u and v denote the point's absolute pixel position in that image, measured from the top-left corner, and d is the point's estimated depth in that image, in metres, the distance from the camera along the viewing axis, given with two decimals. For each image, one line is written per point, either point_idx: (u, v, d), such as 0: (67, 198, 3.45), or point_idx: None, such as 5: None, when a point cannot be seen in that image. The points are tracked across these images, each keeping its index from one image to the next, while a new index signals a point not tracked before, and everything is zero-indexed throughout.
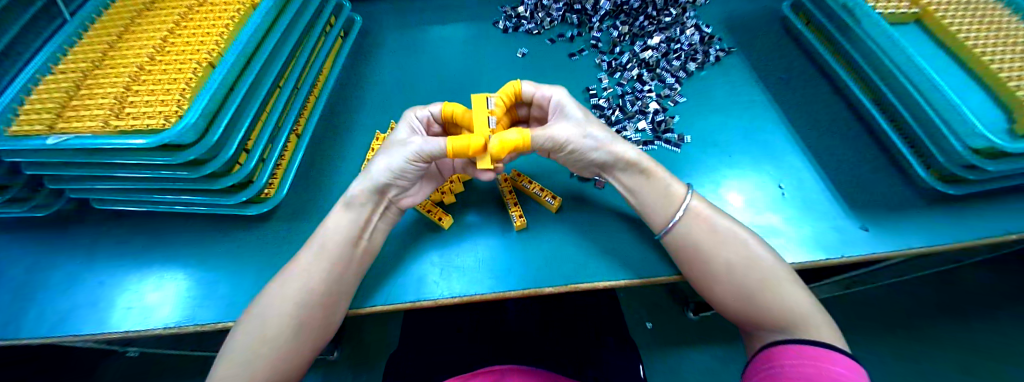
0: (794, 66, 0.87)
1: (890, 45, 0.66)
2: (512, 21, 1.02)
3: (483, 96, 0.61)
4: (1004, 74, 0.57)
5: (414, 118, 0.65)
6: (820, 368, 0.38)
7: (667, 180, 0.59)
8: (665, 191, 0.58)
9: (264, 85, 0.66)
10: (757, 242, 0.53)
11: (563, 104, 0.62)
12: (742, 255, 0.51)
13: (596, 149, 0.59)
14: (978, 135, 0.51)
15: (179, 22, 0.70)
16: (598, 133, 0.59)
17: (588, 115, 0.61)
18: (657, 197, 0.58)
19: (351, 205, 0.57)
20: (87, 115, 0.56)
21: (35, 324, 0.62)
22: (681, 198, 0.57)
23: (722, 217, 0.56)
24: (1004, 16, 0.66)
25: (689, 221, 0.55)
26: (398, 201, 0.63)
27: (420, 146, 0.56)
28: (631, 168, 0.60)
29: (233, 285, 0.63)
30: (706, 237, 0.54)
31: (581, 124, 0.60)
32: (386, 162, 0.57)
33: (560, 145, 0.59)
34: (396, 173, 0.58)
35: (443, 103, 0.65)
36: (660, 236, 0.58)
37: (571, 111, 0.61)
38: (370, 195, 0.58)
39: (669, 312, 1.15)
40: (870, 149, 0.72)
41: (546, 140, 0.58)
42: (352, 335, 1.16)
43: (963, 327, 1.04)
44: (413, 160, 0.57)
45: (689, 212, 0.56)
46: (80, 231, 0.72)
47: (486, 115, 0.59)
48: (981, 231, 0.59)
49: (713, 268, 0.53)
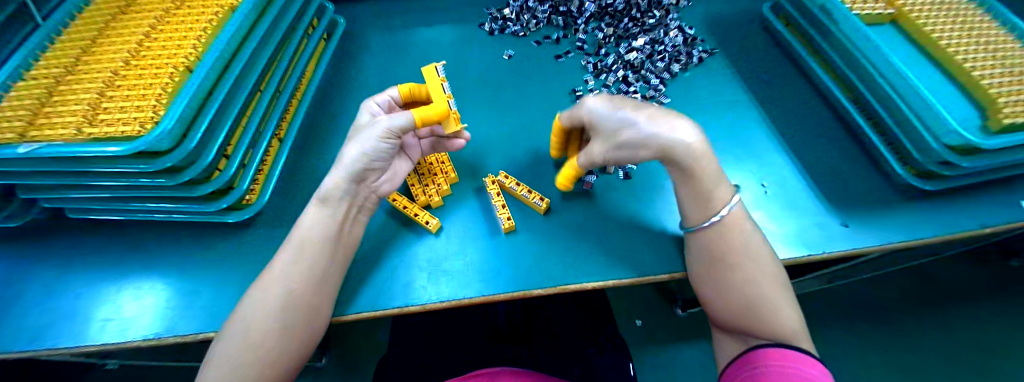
0: (775, 66, 0.88)
1: (866, 45, 0.67)
2: (498, 22, 1.01)
3: (433, 66, 0.62)
4: (977, 73, 0.59)
5: (374, 104, 0.64)
6: (798, 370, 0.38)
7: (714, 181, 0.53)
8: (710, 194, 0.53)
9: (243, 90, 0.65)
10: (774, 260, 0.53)
11: (595, 113, 0.58)
12: (756, 266, 0.51)
13: (636, 155, 0.55)
14: (951, 132, 0.53)
15: (156, 26, 0.69)
16: (634, 135, 0.53)
17: (621, 117, 0.54)
18: (704, 198, 0.53)
19: (328, 201, 0.56)
20: (60, 122, 0.54)
21: (5, 340, 0.60)
22: (724, 202, 0.53)
23: (754, 232, 0.54)
24: (974, 16, 0.68)
25: (727, 226, 0.53)
26: (376, 188, 0.63)
27: (388, 123, 0.56)
28: (679, 167, 0.53)
29: (214, 294, 0.62)
30: (736, 245, 0.52)
31: (614, 132, 0.55)
32: (357, 147, 0.56)
33: (603, 161, 0.59)
34: (371, 156, 0.57)
35: (401, 85, 0.67)
36: (693, 229, 0.56)
37: (604, 120, 0.56)
38: (348, 185, 0.56)
39: (659, 310, 1.16)
40: (849, 146, 0.74)
41: (590, 162, 0.60)
42: (341, 341, 1.14)
43: (943, 318, 1.07)
44: (385, 138, 0.56)
45: (728, 217, 0.53)
46: (53, 242, 0.70)
47: (439, 82, 0.60)
48: (954, 225, 0.61)
49: (724, 269, 0.52)
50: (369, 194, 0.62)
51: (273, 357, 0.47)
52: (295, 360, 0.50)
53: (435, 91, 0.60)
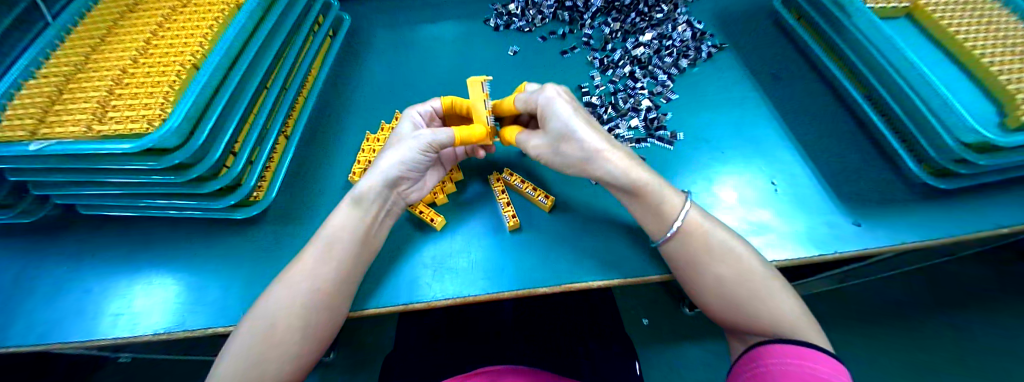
0: (786, 61, 0.87)
1: (880, 40, 0.66)
2: (503, 18, 1.00)
3: (479, 80, 0.64)
4: (995, 68, 0.57)
5: (415, 114, 0.68)
6: (803, 367, 0.38)
7: (658, 196, 0.55)
8: (656, 207, 0.55)
9: (249, 87, 0.65)
10: (751, 255, 0.52)
11: (547, 111, 0.59)
12: (733, 268, 0.51)
13: (573, 166, 0.60)
14: (969, 129, 0.51)
15: (163, 24, 0.69)
16: (574, 151, 0.58)
17: (568, 129, 0.57)
18: (647, 211, 0.57)
19: (361, 203, 0.57)
20: (70, 119, 0.55)
21: (20, 333, 0.61)
22: (678, 210, 0.54)
23: (717, 229, 0.54)
24: (994, 10, 0.66)
25: (685, 235, 0.54)
26: (406, 196, 0.64)
27: (431, 138, 0.60)
28: (612, 185, 0.58)
29: (223, 289, 0.63)
30: (702, 252, 0.53)
31: (557, 138, 0.59)
32: (397, 155, 0.59)
33: (539, 155, 0.64)
34: (408, 165, 0.60)
35: (444, 97, 0.69)
36: (656, 243, 0.57)
37: (552, 122, 0.59)
38: (381, 190, 0.58)
39: (666, 308, 1.15)
40: (862, 144, 0.72)
41: (528, 148, 0.65)
42: (349, 337, 1.15)
43: (956, 319, 1.05)
44: (424, 151, 0.60)
45: (684, 226, 0.54)
46: (65, 237, 0.71)
47: (482, 98, 0.65)
48: (972, 225, 0.60)
49: (703, 279, 0.52)
50: (397, 200, 0.63)
51: (288, 351, 0.47)
52: (307, 356, 0.50)
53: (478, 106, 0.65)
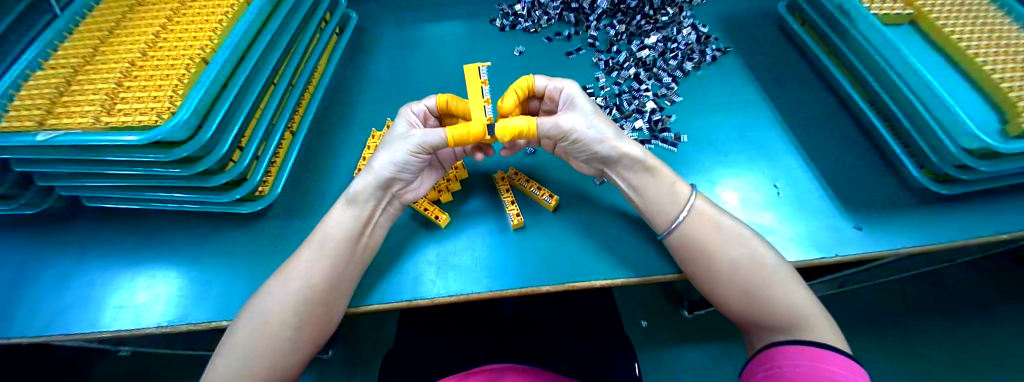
0: (788, 67, 0.87)
1: (885, 46, 0.66)
2: (509, 19, 1.01)
3: (476, 66, 0.65)
4: (998, 76, 0.58)
5: (410, 113, 0.68)
6: (817, 368, 0.39)
7: (671, 179, 0.59)
8: (672, 190, 0.58)
9: (257, 82, 0.65)
10: (760, 243, 0.53)
11: (573, 97, 0.63)
12: (745, 255, 0.51)
13: (599, 141, 0.59)
14: (971, 136, 0.52)
15: (172, 17, 0.70)
16: (603, 126, 0.60)
17: (595, 109, 0.62)
18: (662, 194, 0.58)
19: (355, 201, 0.58)
20: (78, 111, 0.55)
21: (23, 324, 0.61)
22: (687, 198, 0.56)
23: (725, 216, 0.56)
24: (998, 20, 0.66)
25: (695, 221, 0.55)
26: (401, 195, 0.64)
27: (421, 138, 0.59)
28: (633, 166, 0.59)
29: (228, 284, 0.63)
30: (711, 239, 0.53)
31: (587, 116, 0.60)
32: (389, 157, 0.59)
33: (565, 133, 0.59)
34: (399, 166, 0.59)
35: (438, 96, 0.68)
36: (664, 236, 0.57)
37: (581, 103, 0.62)
38: (374, 190, 0.58)
39: (664, 311, 1.15)
40: (864, 148, 0.73)
41: (552, 129, 0.59)
42: (348, 335, 1.15)
43: (955, 326, 1.05)
44: (415, 153, 0.59)
45: (694, 213, 0.55)
46: (69, 229, 0.71)
47: (479, 85, 0.64)
48: (971, 232, 0.60)
49: (714, 266, 0.53)
50: (392, 201, 0.63)
51: (288, 344, 0.48)
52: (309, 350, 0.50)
53: (474, 98, 0.63)
